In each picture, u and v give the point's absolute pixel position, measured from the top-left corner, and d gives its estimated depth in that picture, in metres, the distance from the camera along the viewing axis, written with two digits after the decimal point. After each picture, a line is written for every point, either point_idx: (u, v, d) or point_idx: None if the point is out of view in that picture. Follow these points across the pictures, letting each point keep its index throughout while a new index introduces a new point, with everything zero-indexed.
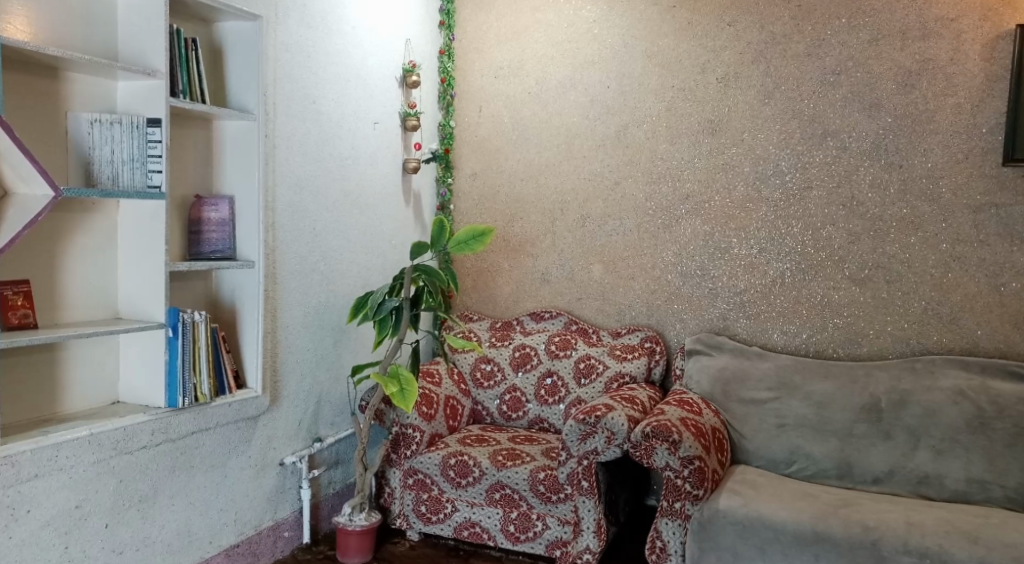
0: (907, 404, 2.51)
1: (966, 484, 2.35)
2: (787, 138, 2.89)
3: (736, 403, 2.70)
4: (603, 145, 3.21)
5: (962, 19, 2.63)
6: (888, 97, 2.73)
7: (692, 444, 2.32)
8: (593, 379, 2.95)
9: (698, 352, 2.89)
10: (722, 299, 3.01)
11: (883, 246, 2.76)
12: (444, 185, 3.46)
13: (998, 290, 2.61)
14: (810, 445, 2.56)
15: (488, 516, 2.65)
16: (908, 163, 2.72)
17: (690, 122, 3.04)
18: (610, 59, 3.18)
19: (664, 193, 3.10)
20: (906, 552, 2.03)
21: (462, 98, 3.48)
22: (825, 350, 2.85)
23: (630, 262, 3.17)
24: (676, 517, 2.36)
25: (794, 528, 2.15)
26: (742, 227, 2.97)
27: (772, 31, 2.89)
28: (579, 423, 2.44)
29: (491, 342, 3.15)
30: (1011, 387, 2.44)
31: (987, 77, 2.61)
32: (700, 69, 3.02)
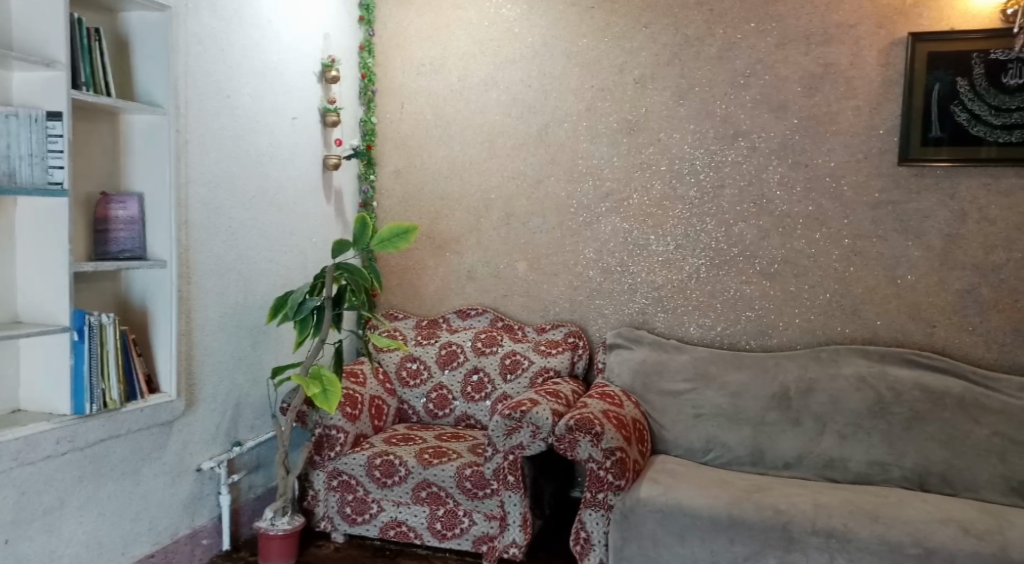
0: (814, 392, 2.64)
1: (868, 466, 2.50)
2: (701, 138, 2.98)
3: (655, 395, 2.78)
4: (526, 143, 3.24)
5: (860, 26, 2.78)
6: (793, 99, 2.86)
7: (614, 436, 2.37)
8: (518, 374, 2.98)
9: (619, 346, 2.95)
10: (642, 294, 3.09)
11: (791, 242, 2.89)
12: (366, 182, 3.42)
13: (895, 283, 2.77)
14: (725, 434, 2.66)
15: (414, 515, 2.64)
16: (813, 163, 2.85)
17: (609, 121, 3.11)
18: (531, 59, 3.21)
19: (585, 192, 3.16)
20: (813, 532, 2.14)
21: (383, 94, 3.44)
22: (738, 342, 2.97)
23: (553, 259, 3.21)
24: (599, 507, 2.40)
25: (710, 513, 2.24)
26: (659, 224, 3.05)
27: (686, 34, 2.98)
28: (505, 418, 2.46)
29: (416, 340, 3.15)
30: (907, 373, 2.60)
31: (883, 81, 2.76)
32: (618, 70, 3.09)
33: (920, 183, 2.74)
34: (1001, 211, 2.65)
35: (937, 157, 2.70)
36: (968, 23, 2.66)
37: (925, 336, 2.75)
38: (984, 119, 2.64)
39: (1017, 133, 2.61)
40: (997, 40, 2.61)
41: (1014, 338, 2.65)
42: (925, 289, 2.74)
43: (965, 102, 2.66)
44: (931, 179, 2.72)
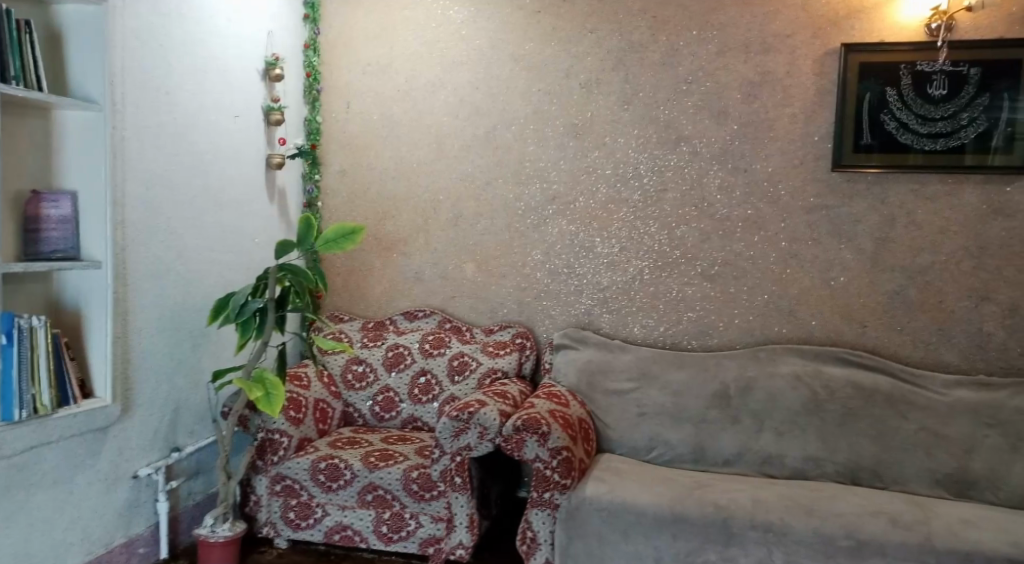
0: (753, 391, 2.72)
1: (803, 461, 2.58)
2: (644, 143, 3.04)
3: (601, 394, 2.82)
4: (474, 145, 3.24)
5: (796, 36, 2.87)
6: (733, 106, 2.94)
7: (560, 435, 2.40)
8: (466, 375, 2.99)
9: (565, 346, 2.98)
10: (587, 295, 3.13)
11: (730, 244, 2.97)
12: (311, 182, 3.38)
13: (829, 284, 2.88)
14: (668, 432, 2.72)
15: (360, 518, 2.62)
16: (752, 167, 2.93)
17: (556, 125, 3.14)
18: (478, 61, 3.22)
19: (532, 194, 3.18)
20: (753, 527, 2.20)
21: (329, 93, 3.40)
22: (681, 342, 3.03)
23: (500, 261, 3.23)
24: (545, 507, 2.40)
25: (654, 510, 2.29)
26: (605, 227, 3.10)
27: (630, 40, 3.04)
28: (452, 419, 2.47)
29: (362, 342, 3.12)
30: (840, 371, 2.70)
31: (818, 90, 2.86)
32: (565, 74, 3.12)
33: (852, 188, 2.85)
34: (926, 216, 2.78)
35: (868, 163, 2.81)
36: (896, 35, 2.78)
37: (856, 335, 2.85)
38: (911, 128, 2.76)
39: (941, 141, 2.74)
40: (923, 53, 2.74)
41: (938, 337, 2.77)
42: (856, 290, 2.85)
43: (894, 111, 2.78)
44: (863, 185, 2.83)
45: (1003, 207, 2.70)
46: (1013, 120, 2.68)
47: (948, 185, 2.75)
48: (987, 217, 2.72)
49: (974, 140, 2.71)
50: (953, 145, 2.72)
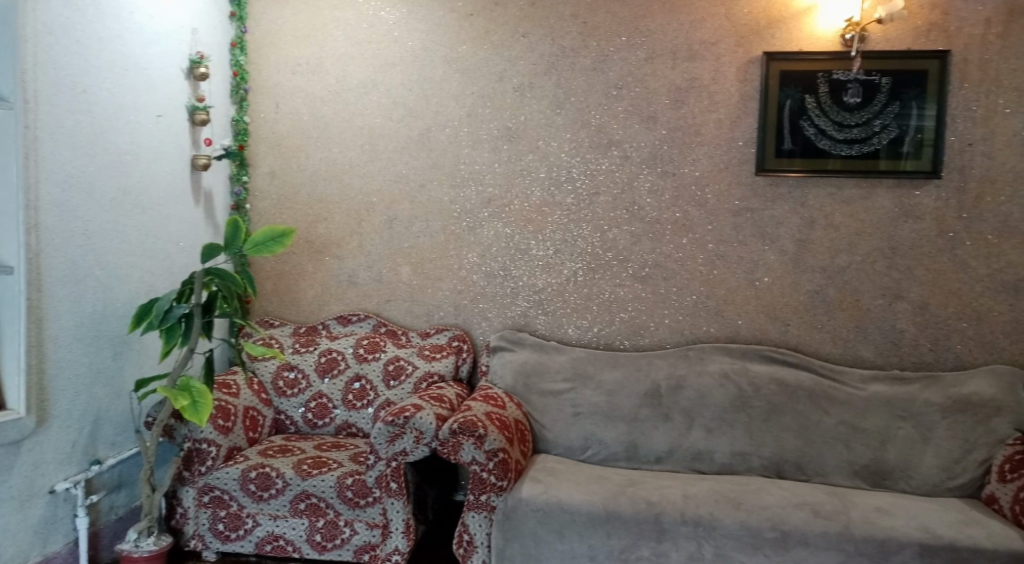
0: (683, 389, 2.78)
1: (731, 457, 2.67)
2: (577, 147, 3.08)
3: (537, 396, 2.85)
4: (407, 147, 3.22)
5: (721, 44, 2.96)
6: (662, 111, 3.01)
7: (497, 437, 2.40)
8: (401, 380, 2.96)
9: (502, 348, 2.99)
10: (523, 298, 3.15)
11: (660, 247, 3.03)
12: (239, 183, 3.29)
13: (754, 284, 2.97)
14: (602, 431, 2.76)
15: (293, 528, 2.56)
16: (680, 172, 3.01)
17: (490, 128, 3.15)
18: (411, 63, 3.20)
19: (467, 196, 3.18)
20: (683, 522, 2.26)
21: (257, 93, 3.32)
22: (614, 342, 3.09)
23: (436, 263, 3.22)
24: (483, 509, 2.40)
25: (588, 509, 2.32)
26: (539, 229, 3.12)
27: (562, 44, 3.07)
28: (387, 425, 2.44)
29: (294, 348, 3.06)
30: (765, 368, 2.79)
31: (742, 96, 2.95)
32: (498, 77, 3.13)
33: (774, 192, 2.95)
34: (843, 218, 2.90)
35: (789, 168, 2.92)
36: (813, 45, 2.89)
37: (780, 334, 2.96)
38: (829, 134, 2.88)
39: (856, 147, 2.87)
40: (838, 62, 2.86)
41: (855, 334, 2.90)
42: (780, 290, 2.96)
43: (813, 118, 2.89)
44: (784, 188, 2.94)
45: (913, 210, 2.85)
46: (921, 127, 2.82)
47: (863, 189, 2.89)
48: (899, 219, 2.86)
49: (887, 146, 2.85)
50: (868, 150, 2.86)
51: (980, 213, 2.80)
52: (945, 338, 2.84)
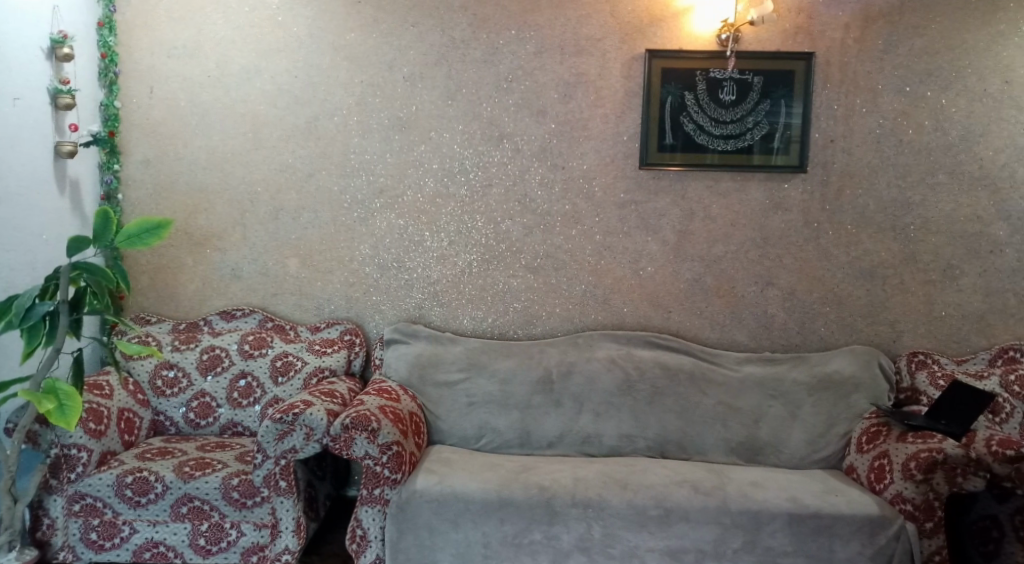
0: (573, 375, 2.86)
1: (619, 439, 2.77)
2: (469, 139, 3.09)
3: (431, 387, 2.85)
4: (293, 136, 3.13)
5: (606, 40, 3.04)
6: (551, 105, 3.07)
7: (390, 431, 2.39)
8: (290, 376, 2.89)
9: (395, 341, 2.97)
10: (417, 289, 3.13)
11: (551, 238, 3.09)
12: (110, 172, 3.10)
13: (639, 274, 3.09)
14: (495, 420, 2.80)
15: (174, 533, 2.45)
16: (570, 164, 3.08)
17: (380, 117, 3.11)
18: (297, 50, 3.11)
19: (358, 187, 3.13)
20: (573, 504, 2.33)
21: (128, 76, 3.13)
22: (507, 332, 3.13)
23: (325, 255, 3.15)
24: (376, 503, 2.36)
25: (482, 497, 2.35)
26: (432, 221, 3.11)
27: (452, 36, 3.06)
28: (275, 422, 2.37)
29: (173, 346, 2.92)
30: (650, 354, 2.91)
31: (626, 92, 3.05)
32: (388, 66, 3.09)
33: (657, 185, 3.07)
34: (720, 210, 3.06)
35: (671, 162, 3.04)
36: (691, 44, 3.01)
37: (663, 320, 3.09)
38: (706, 130, 3.02)
39: (732, 142, 3.02)
40: (714, 61, 3.00)
41: (732, 320, 3.07)
42: (663, 279, 3.08)
43: (692, 114, 3.02)
44: (667, 181, 3.06)
45: (783, 202, 3.04)
46: (789, 124, 3.01)
47: (738, 182, 3.05)
48: (770, 211, 3.04)
49: (759, 142, 3.02)
50: (742, 146, 3.02)
51: (841, 205, 3.02)
52: (811, 321, 3.05)
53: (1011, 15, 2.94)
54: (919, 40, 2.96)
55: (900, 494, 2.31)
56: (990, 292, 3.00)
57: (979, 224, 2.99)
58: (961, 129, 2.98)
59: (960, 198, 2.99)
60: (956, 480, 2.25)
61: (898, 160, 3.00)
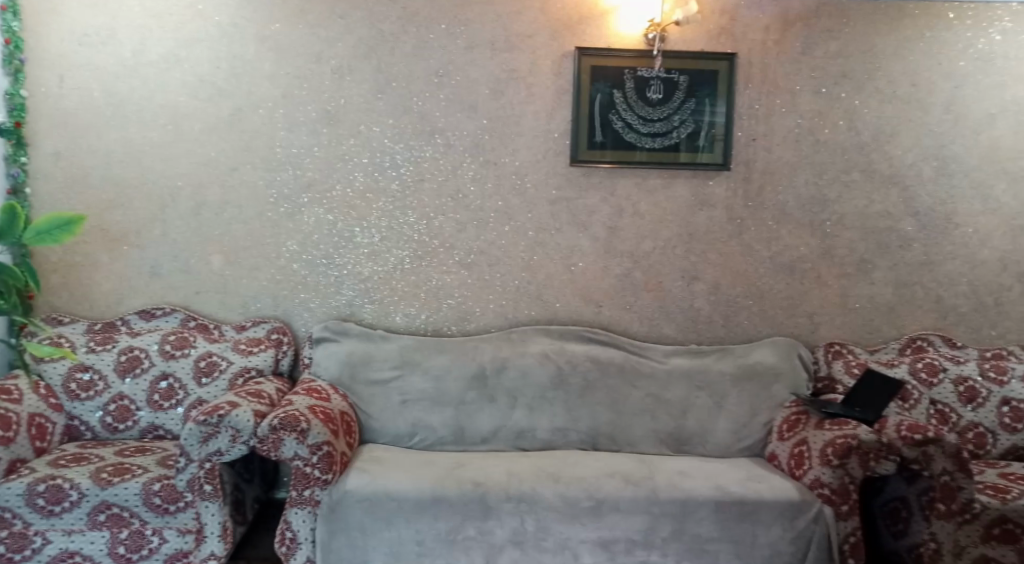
0: (507, 370, 2.87)
1: (551, 433, 2.80)
2: (399, 133, 3.06)
3: (362, 386, 2.81)
4: (216, 128, 3.03)
5: (536, 37, 3.05)
6: (482, 100, 3.06)
7: (320, 431, 2.36)
8: (215, 377, 2.80)
9: (325, 339, 2.92)
10: (347, 286, 3.08)
11: (484, 234, 3.09)
12: (16, 164, 2.95)
13: (571, 269, 3.12)
14: (428, 417, 2.79)
15: (91, 542, 2.34)
16: (502, 160, 3.08)
17: (307, 111, 3.04)
18: (219, 39, 3.01)
19: (285, 181, 3.05)
20: (506, 499, 2.34)
21: (36, 64, 2.98)
22: (441, 329, 3.11)
23: (251, 252, 3.07)
24: (306, 504, 2.32)
25: (415, 495, 2.33)
26: (362, 216, 3.07)
27: (381, 28, 3.02)
28: (200, 424, 2.30)
29: (89, 347, 2.80)
30: (581, 348, 2.94)
31: (557, 89, 3.07)
32: (315, 58, 3.03)
33: (588, 182, 3.11)
34: (648, 207, 3.12)
35: (601, 159, 3.09)
36: (620, 43, 3.06)
37: (594, 315, 3.13)
38: (635, 128, 3.08)
39: (659, 140, 3.09)
40: (642, 60, 3.05)
41: (660, 314, 3.14)
42: (594, 274, 3.12)
43: (621, 112, 3.07)
44: (597, 178, 3.11)
45: (708, 199, 3.12)
46: (714, 123, 3.09)
47: (665, 179, 3.12)
48: (696, 208, 3.12)
49: (686, 140, 3.09)
50: (669, 144, 3.09)
51: (762, 202, 3.13)
52: (734, 314, 3.14)
53: (917, 21, 3.09)
54: (834, 43, 3.09)
55: (818, 479, 2.40)
56: (900, 285, 3.16)
57: (889, 220, 3.14)
58: (873, 129, 3.12)
59: (872, 195, 3.14)
60: (870, 463, 2.35)
61: (815, 158, 3.12)
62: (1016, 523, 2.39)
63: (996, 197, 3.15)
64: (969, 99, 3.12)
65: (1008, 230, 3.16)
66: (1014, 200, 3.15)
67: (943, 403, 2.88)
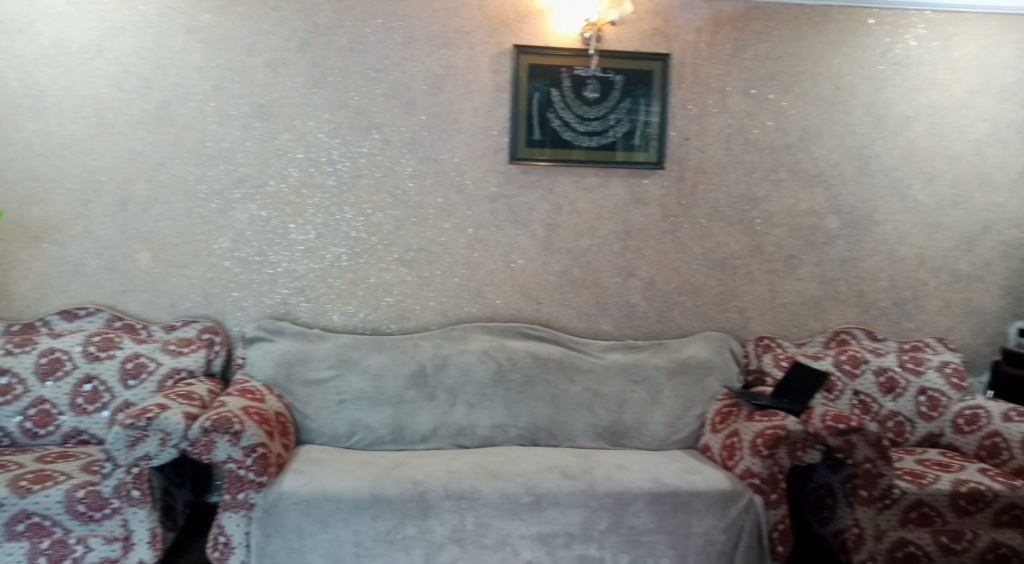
0: (447, 368, 2.87)
1: (491, 430, 2.80)
2: (336, 128, 3.01)
3: (298, 386, 2.77)
4: (141, 121, 2.93)
5: (474, 34, 3.05)
6: (420, 96, 3.04)
7: (255, 432, 2.30)
8: (142, 379, 2.71)
9: (259, 339, 2.86)
10: (282, 284, 3.02)
11: (423, 231, 3.08)
12: None
13: (511, 266, 3.13)
14: (367, 416, 2.76)
15: (9, 553, 2.24)
16: (441, 157, 3.07)
17: (240, 104, 2.96)
18: (144, 29, 2.90)
19: (216, 176, 2.97)
20: (446, 496, 2.34)
21: None
22: (380, 327, 3.08)
23: (181, 250, 2.97)
24: (241, 508, 2.28)
25: (353, 496, 2.30)
26: (298, 213, 3.01)
27: (316, 21, 2.97)
28: (126, 428, 2.22)
29: (6, 349, 2.68)
30: (521, 345, 2.96)
31: (495, 86, 3.07)
32: (247, 51, 2.95)
33: (527, 179, 3.12)
34: (586, 205, 3.16)
35: (539, 157, 3.10)
36: (557, 42, 3.08)
37: (534, 311, 3.15)
38: (572, 126, 3.11)
39: (596, 139, 3.13)
40: (578, 60, 3.08)
41: (598, 310, 3.18)
42: (534, 271, 3.14)
43: (558, 111, 3.09)
44: (536, 176, 3.12)
45: (644, 197, 3.18)
46: (649, 122, 3.15)
47: (603, 177, 3.16)
48: (632, 206, 3.18)
49: (622, 138, 3.14)
50: (606, 143, 3.13)
51: (696, 200, 3.20)
52: (669, 310, 3.21)
53: (841, 26, 3.21)
54: (763, 46, 3.18)
55: (749, 469, 2.48)
56: (825, 281, 3.28)
57: (815, 218, 3.26)
58: (800, 130, 3.23)
59: (799, 194, 3.25)
60: (797, 453, 2.44)
61: (746, 158, 3.21)
62: (931, 506, 2.53)
63: (913, 196, 3.30)
64: (888, 102, 3.26)
65: (924, 227, 3.32)
66: (930, 199, 3.31)
67: (865, 394, 3.01)
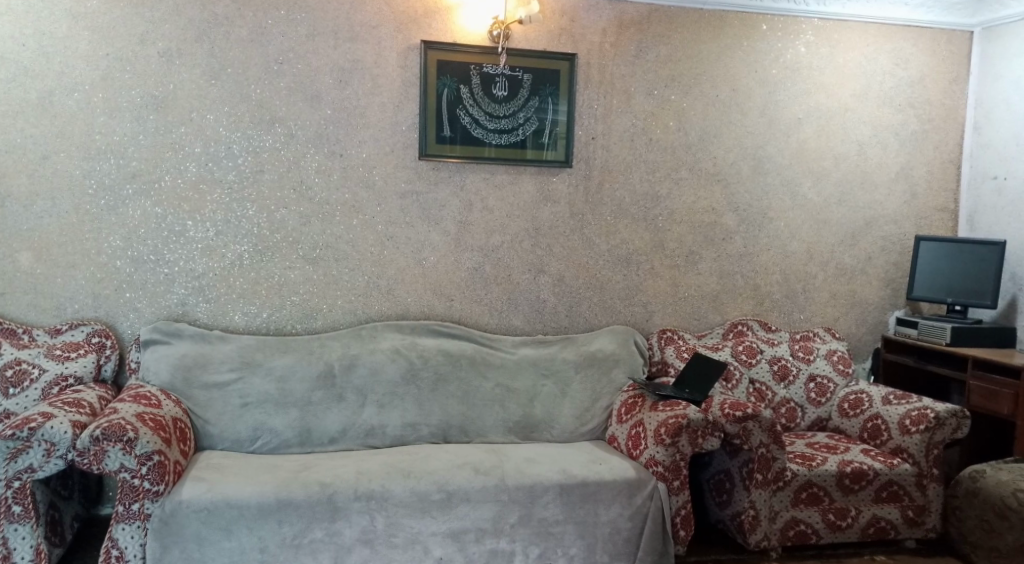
0: (355, 367, 2.83)
1: (402, 428, 2.78)
2: (236, 122, 2.91)
3: (198, 390, 2.66)
4: (20, 112, 2.75)
5: (381, 28, 3.01)
6: (325, 90, 2.98)
7: (150, 440, 2.20)
8: (24, 387, 2.56)
9: (155, 342, 2.73)
10: (180, 285, 2.90)
11: (330, 228, 3.02)
12: None
13: (421, 263, 3.11)
14: (271, 420, 2.68)
15: None
16: (347, 152, 3.01)
17: (131, 95, 2.82)
18: (23, 13, 2.73)
19: (105, 170, 2.82)
20: (356, 498, 2.30)
21: None
22: (285, 328, 3.00)
23: (67, 248, 2.81)
24: (135, 519, 2.17)
25: (257, 501, 2.23)
26: (196, 209, 2.89)
27: (213, 11, 2.86)
28: (6, 440, 2.07)
29: None
30: (432, 343, 2.95)
31: (403, 81, 3.04)
32: (139, 39, 2.81)
33: (436, 176, 3.11)
34: (496, 202, 3.17)
35: (449, 154, 3.10)
36: (465, 39, 3.08)
37: (444, 308, 3.15)
38: (481, 124, 3.12)
39: (505, 136, 3.14)
40: (486, 57, 3.09)
41: (508, 306, 3.20)
42: (444, 268, 3.14)
43: (467, 107, 3.09)
44: (445, 172, 3.11)
45: (552, 194, 3.23)
46: (556, 121, 3.20)
47: (512, 175, 3.18)
48: (541, 203, 3.22)
49: (530, 136, 3.17)
50: (514, 140, 3.16)
51: (601, 197, 3.27)
52: (577, 305, 3.27)
53: (737, 30, 3.35)
54: (665, 48, 3.29)
55: (653, 457, 2.55)
56: (724, 275, 3.42)
57: (714, 214, 3.39)
58: (700, 130, 3.35)
59: (699, 191, 3.37)
60: (698, 440, 2.52)
61: (650, 156, 3.31)
62: (819, 487, 2.71)
63: (804, 194, 3.49)
64: (781, 104, 3.43)
65: (814, 223, 3.51)
66: (818, 197, 3.50)
67: (760, 382, 3.16)
